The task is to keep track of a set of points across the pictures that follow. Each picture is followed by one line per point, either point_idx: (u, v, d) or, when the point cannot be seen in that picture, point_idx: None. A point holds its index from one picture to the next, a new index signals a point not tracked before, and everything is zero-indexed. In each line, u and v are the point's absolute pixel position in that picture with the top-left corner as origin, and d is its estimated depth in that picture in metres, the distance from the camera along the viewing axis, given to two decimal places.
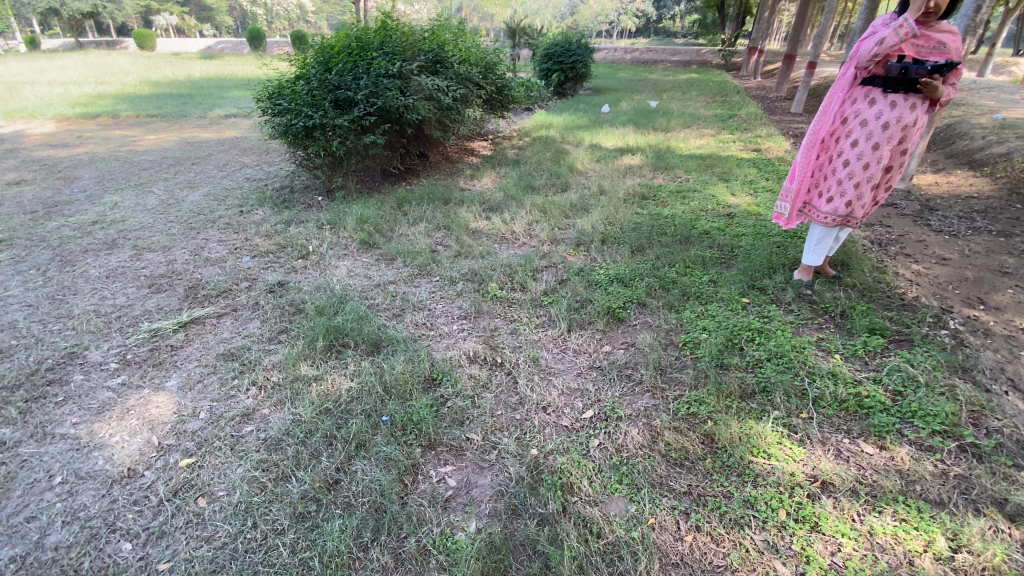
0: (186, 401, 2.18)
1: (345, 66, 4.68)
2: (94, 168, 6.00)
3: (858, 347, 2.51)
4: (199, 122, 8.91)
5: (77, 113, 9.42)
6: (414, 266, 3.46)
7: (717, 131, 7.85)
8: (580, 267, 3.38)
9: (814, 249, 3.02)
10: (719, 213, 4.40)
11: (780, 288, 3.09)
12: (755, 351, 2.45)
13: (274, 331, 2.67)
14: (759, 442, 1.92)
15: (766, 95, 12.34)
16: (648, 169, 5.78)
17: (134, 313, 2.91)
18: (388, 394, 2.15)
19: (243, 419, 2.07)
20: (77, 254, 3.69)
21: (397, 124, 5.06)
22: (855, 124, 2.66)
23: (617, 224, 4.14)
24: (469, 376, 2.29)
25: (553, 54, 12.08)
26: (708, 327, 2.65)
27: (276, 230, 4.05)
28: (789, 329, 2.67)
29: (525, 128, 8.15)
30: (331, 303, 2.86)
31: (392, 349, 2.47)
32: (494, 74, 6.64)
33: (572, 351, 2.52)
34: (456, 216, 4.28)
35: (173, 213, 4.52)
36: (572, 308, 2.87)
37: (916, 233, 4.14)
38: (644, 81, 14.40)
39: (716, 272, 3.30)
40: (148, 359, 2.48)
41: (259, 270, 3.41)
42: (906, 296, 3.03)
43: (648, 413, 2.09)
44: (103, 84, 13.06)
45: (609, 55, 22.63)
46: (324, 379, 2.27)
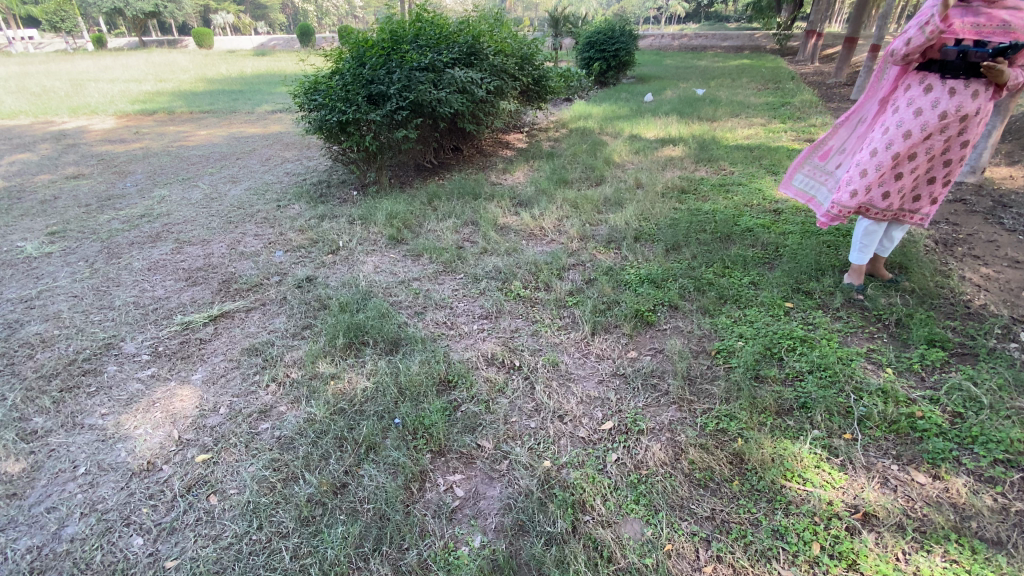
0: (209, 395, 2.25)
1: (378, 60, 4.68)
2: (147, 163, 6.31)
3: (913, 361, 2.27)
4: (246, 118, 9.23)
5: (136, 110, 9.99)
6: (440, 262, 3.42)
7: (767, 120, 7.41)
8: (609, 265, 3.24)
9: (858, 247, 2.74)
10: (764, 209, 4.12)
11: (829, 292, 2.85)
12: (795, 362, 2.26)
13: (297, 327, 2.69)
14: (794, 465, 1.76)
15: (824, 80, 11.59)
16: (689, 161, 5.51)
17: (169, 306, 3.03)
18: (401, 395, 2.11)
19: (260, 416, 2.10)
20: (124, 247, 3.87)
21: (430, 118, 5.03)
22: (901, 110, 2.40)
23: (652, 220, 3.95)
24: (486, 380, 2.22)
25: (595, 42, 11.77)
26: (745, 335, 2.47)
27: (309, 225, 4.11)
28: (835, 338, 2.45)
29: (563, 119, 7.96)
30: (355, 300, 2.85)
31: (410, 349, 2.42)
32: (532, 65, 6.49)
33: (595, 356, 2.41)
34: (485, 211, 4.22)
35: (214, 207, 4.69)
36: (598, 310, 2.76)
37: (987, 233, 3.75)
38: (692, 68, 13.80)
39: (757, 274, 3.08)
40: (178, 352, 2.59)
41: (290, 265, 3.47)
42: (972, 303, 2.74)
43: (673, 428, 1.95)
44: (162, 82, 13.73)
45: (656, 42, 21.87)
46: (341, 378, 2.24)
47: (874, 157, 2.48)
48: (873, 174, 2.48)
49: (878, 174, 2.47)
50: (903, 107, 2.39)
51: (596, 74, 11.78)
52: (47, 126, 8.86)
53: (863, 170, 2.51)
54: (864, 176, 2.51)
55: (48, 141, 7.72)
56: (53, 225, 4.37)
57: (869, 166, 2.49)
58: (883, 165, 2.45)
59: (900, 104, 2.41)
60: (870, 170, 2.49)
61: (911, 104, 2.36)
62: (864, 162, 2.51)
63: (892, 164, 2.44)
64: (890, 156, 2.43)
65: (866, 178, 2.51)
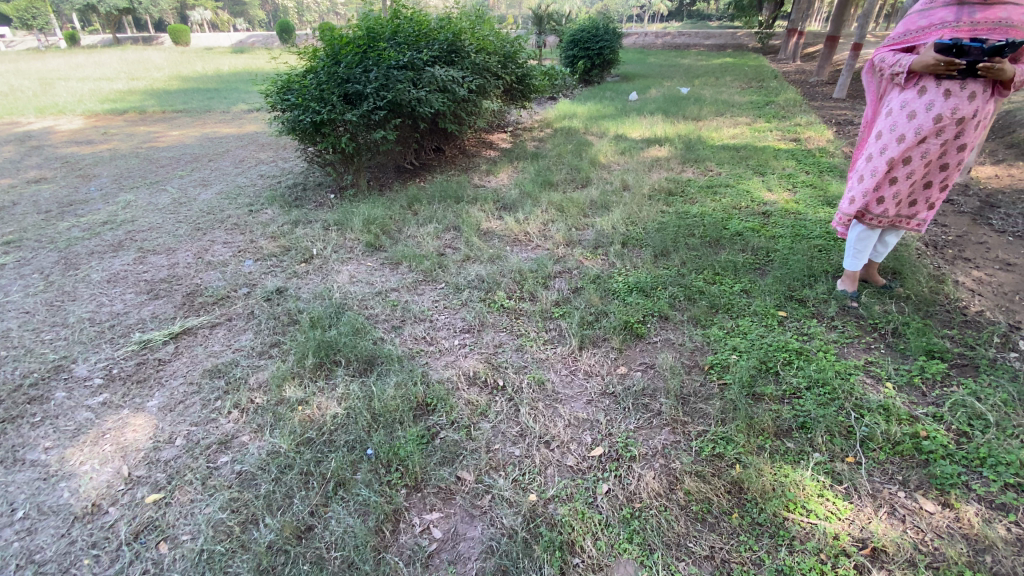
0: (165, 424, 2.07)
1: (354, 58, 4.48)
2: (113, 166, 6.02)
3: (913, 374, 2.18)
4: (221, 117, 8.92)
5: (106, 109, 9.61)
6: (420, 271, 3.26)
7: (752, 120, 7.36)
8: (597, 273, 3.11)
9: (852, 253, 2.65)
10: (753, 212, 4.03)
11: (822, 300, 2.75)
12: (792, 378, 2.15)
13: (265, 345, 2.52)
14: (797, 494, 1.64)
15: (806, 79, 11.62)
16: (676, 162, 5.41)
17: (127, 322, 2.83)
18: (375, 422, 1.95)
19: (220, 447, 1.92)
20: (82, 257, 3.64)
21: (409, 118, 4.85)
22: (895, 113, 2.31)
23: (640, 224, 3.84)
24: (466, 402, 2.07)
25: (579, 40, 11.66)
26: (739, 348, 2.36)
27: (282, 231, 3.92)
28: (832, 350, 2.35)
29: (548, 118, 7.82)
30: (327, 315, 2.68)
31: (386, 368, 2.26)
32: (515, 63, 6.32)
33: (582, 373, 2.27)
34: (468, 215, 4.07)
35: (182, 212, 4.45)
36: (585, 322, 2.62)
37: (976, 234, 3.70)
38: (676, 67, 13.76)
39: (749, 281, 2.98)
40: (134, 374, 2.39)
41: (260, 275, 3.28)
42: (968, 310, 2.66)
43: (666, 453, 1.83)
44: (136, 80, 13.28)
45: (640, 40, 21.85)
46: (309, 403, 2.08)
47: (870, 163, 2.41)
48: (869, 180, 2.41)
49: (874, 180, 2.40)
50: (896, 110, 2.30)
51: (580, 72, 11.68)
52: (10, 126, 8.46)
53: (861, 176, 2.45)
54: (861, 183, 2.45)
55: (10, 143, 7.36)
56: (8, 233, 4.12)
57: (865, 172, 2.43)
58: (879, 171, 2.38)
59: (893, 107, 2.32)
60: (866, 176, 2.43)
61: (904, 107, 2.27)
62: (862, 168, 2.45)
63: (887, 170, 2.37)
64: (884, 162, 2.36)
65: (863, 184, 2.45)
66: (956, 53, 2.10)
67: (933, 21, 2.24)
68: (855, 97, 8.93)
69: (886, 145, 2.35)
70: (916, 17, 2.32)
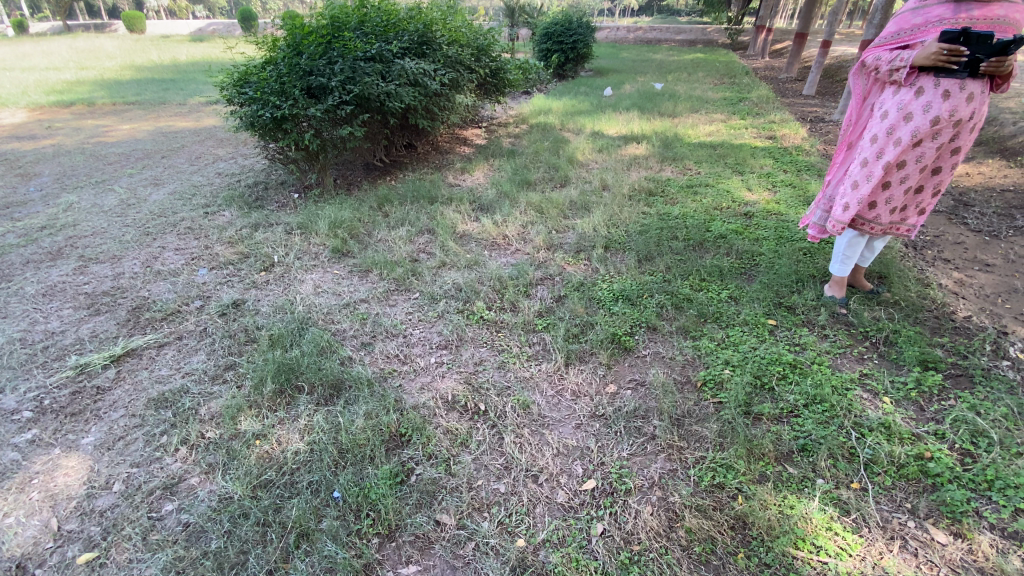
0: (102, 466, 1.82)
1: (317, 49, 4.17)
2: (55, 163, 5.54)
3: (911, 388, 2.10)
4: (176, 110, 8.39)
5: (49, 100, 8.93)
6: (391, 279, 3.04)
7: (727, 116, 7.33)
8: (580, 280, 2.96)
9: (840, 258, 2.57)
10: (735, 212, 3.95)
11: (811, 307, 2.67)
12: (788, 395, 2.04)
13: (220, 368, 2.28)
14: (805, 528, 1.53)
15: (776, 76, 11.73)
16: (655, 160, 5.31)
17: (63, 343, 2.52)
18: (342, 459, 1.75)
19: (165, 493, 1.70)
20: (15, 267, 3.28)
21: (378, 113, 4.59)
22: (891, 115, 2.21)
23: (622, 226, 3.71)
24: (445, 431, 1.89)
25: (553, 33, 11.46)
26: (732, 361, 2.23)
27: (241, 236, 3.64)
28: (826, 362, 2.26)
29: (523, 114, 7.62)
30: (289, 333, 2.45)
31: (354, 394, 2.06)
32: (488, 56, 6.11)
33: (570, 394, 2.11)
34: (442, 217, 3.86)
35: (131, 215, 4.10)
36: (571, 335, 2.47)
37: (953, 234, 3.71)
38: (648, 62, 13.71)
39: (736, 287, 2.88)
40: (68, 406, 2.11)
41: (215, 286, 3.01)
42: (956, 316, 2.62)
43: (663, 484, 1.69)
44: (85, 69, 12.42)
45: (611, 34, 21.78)
46: (269, 438, 1.86)
47: (864, 168, 2.30)
48: (863, 186, 2.31)
49: (869, 186, 2.30)
50: (892, 112, 2.20)
51: (553, 66, 11.52)
52: None
53: (854, 182, 2.34)
54: (855, 188, 2.34)
55: None
56: None
57: (859, 178, 2.32)
58: (874, 176, 2.28)
59: (888, 109, 2.22)
60: (860, 181, 2.32)
61: (901, 109, 2.17)
62: (854, 173, 2.34)
63: (882, 175, 2.27)
64: (880, 167, 2.26)
65: (857, 190, 2.34)
66: (962, 41, 2.02)
67: (930, 18, 2.14)
68: (824, 94, 9.04)
69: (882, 149, 2.24)
70: (909, 15, 2.22)
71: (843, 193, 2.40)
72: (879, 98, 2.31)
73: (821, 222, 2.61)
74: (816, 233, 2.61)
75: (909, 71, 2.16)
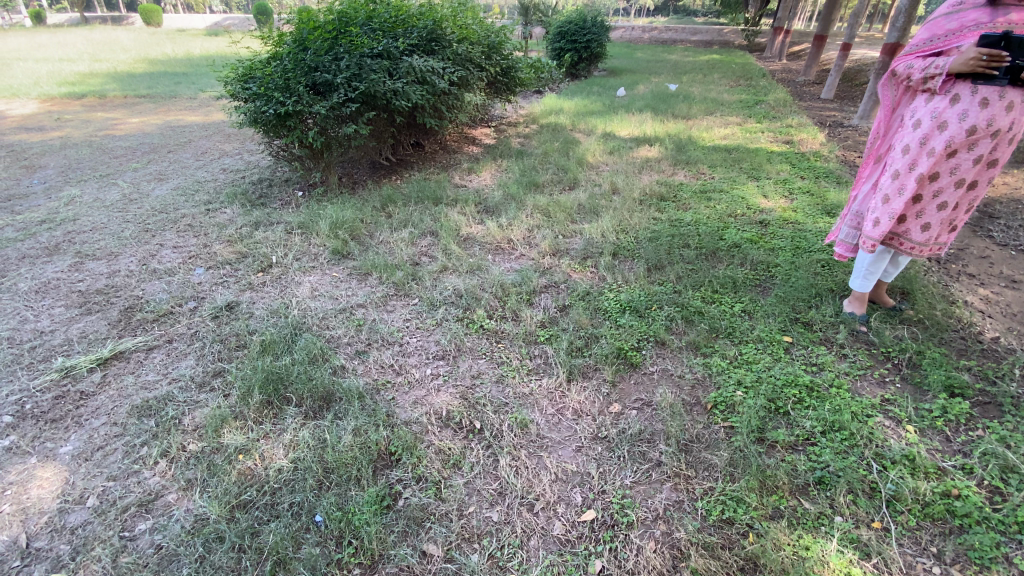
0: (77, 479, 1.74)
1: (323, 45, 4.08)
2: (63, 156, 5.52)
3: (936, 416, 1.95)
4: (187, 104, 8.37)
5: (63, 93, 8.96)
6: (391, 283, 2.94)
7: (742, 119, 7.16)
8: (586, 288, 2.85)
9: (862, 273, 2.43)
10: (750, 220, 3.80)
11: (829, 324, 2.53)
12: (805, 421, 1.91)
13: (207, 375, 2.19)
14: (821, 573, 1.40)
15: (794, 78, 11.48)
16: (667, 163, 5.17)
17: (51, 343, 2.45)
18: (327, 479, 1.66)
19: (140, 511, 1.61)
20: (11, 262, 3.22)
21: (384, 111, 4.50)
22: (924, 125, 2.06)
23: (631, 232, 3.58)
24: (436, 451, 1.79)
25: (566, 32, 11.32)
26: (745, 382, 2.10)
27: (240, 235, 3.56)
28: (845, 384, 2.12)
29: (533, 114, 7.50)
30: (282, 339, 2.36)
31: (344, 407, 1.96)
32: (499, 54, 5.99)
33: (571, 413, 2.00)
34: (446, 219, 3.76)
35: (131, 211, 4.04)
36: (574, 349, 2.35)
37: (978, 247, 3.53)
38: (663, 62, 13.50)
39: (750, 300, 2.74)
40: (49, 412, 2.04)
41: (210, 287, 2.93)
42: (984, 336, 2.47)
43: (668, 518, 1.58)
44: (100, 62, 12.50)
45: (626, 34, 21.53)
46: (251, 453, 1.77)
47: (895, 180, 2.15)
48: (895, 200, 2.16)
49: (901, 200, 2.15)
50: (926, 121, 2.05)
51: (566, 66, 11.38)
52: None
53: (885, 196, 2.19)
54: (886, 203, 2.19)
55: None
56: None
57: (890, 191, 2.17)
58: (908, 190, 2.13)
59: (921, 118, 2.07)
60: (892, 195, 2.17)
61: (935, 117, 2.03)
62: (884, 186, 2.19)
63: (915, 189, 2.13)
64: (913, 180, 2.11)
65: (888, 205, 2.19)
66: (1004, 46, 1.87)
67: (965, 23, 2.00)
68: (843, 98, 8.81)
69: (914, 160, 2.09)
70: (942, 21, 2.08)
71: (872, 208, 2.26)
72: (909, 107, 2.17)
73: (848, 239, 2.47)
74: (844, 251, 2.48)
75: (944, 79, 2.01)
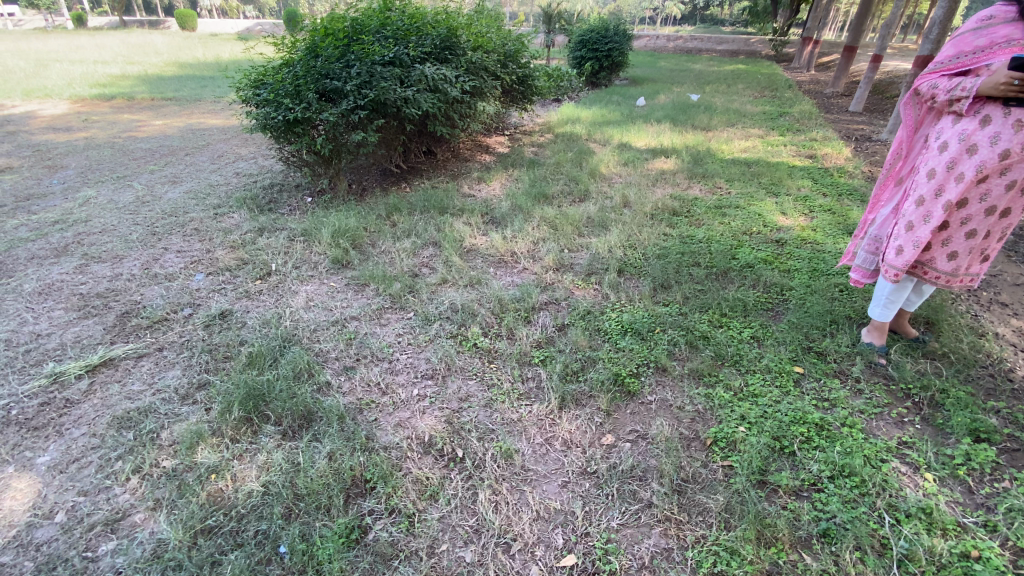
0: (49, 492, 1.70)
1: (334, 52, 4.08)
2: (84, 157, 5.64)
3: (957, 463, 1.79)
4: (210, 108, 8.54)
5: (93, 94, 9.24)
6: (387, 295, 2.88)
7: (764, 132, 6.95)
8: (587, 307, 2.74)
9: (881, 302, 2.27)
10: (766, 238, 3.64)
11: (843, 355, 2.37)
12: (811, 463, 1.77)
13: (191, 387, 2.15)
14: None
15: (822, 90, 11.17)
16: (682, 176, 5.03)
17: (45, 347, 2.45)
18: (297, 508, 1.59)
19: (107, 530, 1.56)
20: (20, 262, 3.27)
21: (395, 118, 4.47)
22: (952, 149, 1.91)
23: (640, 248, 3.46)
24: (414, 480, 1.70)
25: (587, 41, 11.23)
26: (748, 418, 1.96)
27: (244, 241, 3.55)
28: (858, 423, 1.97)
29: (550, 123, 7.42)
30: (270, 352, 2.31)
31: (323, 428, 1.89)
32: (516, 63, 5.93)
33: (560, 444, 1.89)
34: (450, 230, 3.69)
35: (142, 213, 4.08)
36: (569, 372, 2.24)
37: (1013, 273, 3.30)
38: (687, 72, 13.30)
39: (760, 325, 2.60)
40: (33, 419, 2.02)
41: (207, 294, 2.91)
42: (1014, 374, 2.28)
43: (654, 568, 1.46)
44: (133, 65, 12.88)
45: (651, 43, 21.34)
46: (223, 474, 1.72)
47: (920, 207, 2.00)
48: (920, 228, 2.00)
49: (927, 228, 2.00)
50: (953, 144, 1.90)
51: (586, 74, 11.30)
52: None
53: (908, 224, 2.04)
54: (910, 231, 2.03)
55: None
56: None
57: (914, 219, 2.02)
58: (934, 217, 1.98)
59: (948, 140, 1.92)
60: (916, 223, 2.02)
61: (963, 140, 1.88)
62: (907, 213, 2.04)
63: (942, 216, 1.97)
64: (940, 206, 1.96)
65: (912, 232, 2.03)
66: None
67: (995, 39, 1.85)
68: (872, 111, 8.51)
69: (941, 186, 1.94)
70: (970, 36, 1.93)
71: (894, 234, 2.10)
72: (934, 128, 2.02)
73: (865, 266, 2.31)
74: (861, 278, 2.33)
75: (971, 100, 1.87)
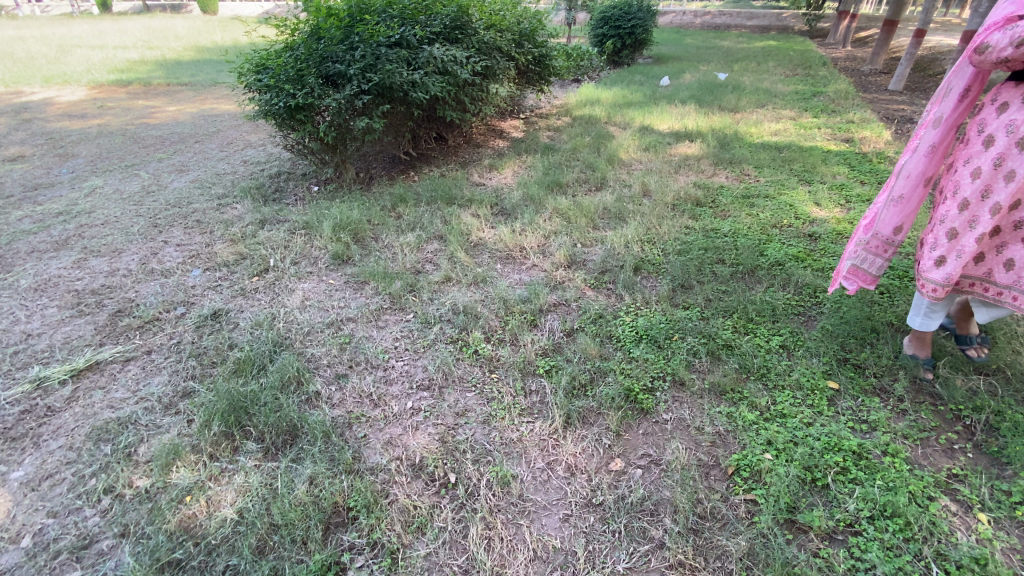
0: (18, 512, 1.61)
1: (337, 33, 3.87)
2: (96, 144, 5.61)
3: (1016, 502, 1.56)
4: (225, 93, 8.45)
5: (111, 79, 9.25)
6: (387, 294, 2.72)
7: (797, 113, 6.52)
8: (599, 310, 2.53)
9: (922, 311, 2.02)
10: (797, 232, 3.36)
11: (884, 368, 2.12)
12: (848, 501, 1.56)
13: (176, 396, 2.04)
14: None
15: (860, 67, 10.49)
16: (707, 162, 4.72)
17: (33, 348, 2.37)
18: (271, 540, 1.46)
19: (71, 558, 1.46)
20: (20, 256, 3.22)
21: (401, 103, 4.27)
22: (999, 144, 1.68)
23: (658, 242, 3.22)
24: (399, 509, 1.56)
25: (610, 17, 10.72)
26: (776, 444, 1.75)
27: (244, 234, 3.43)
28: (901, 450, 1.74)
29: (568, 104, 7.11)
30: (258, 358, 2.18)
31: (306, 447, 1.76)
32: (532, 41, 5.62)
33: (563, 469, 1.72)
34: (457, 222, 3.50)
35: (146, 204, 4.00)
36: (575, 386, 2.05)
37: None
38: (715, 49, 12.68)
39: (789, 331, 2.36)
40: (11, 428, 1.93)
41: (202, 291, 2.80)
42: None
43: None
44: (151, 49, 12.90)
45: (677, 19, 20.47)
46: (198, 496, 1.60)
47: (964, 211, 1.76)
48: (965, 235, 1.76)
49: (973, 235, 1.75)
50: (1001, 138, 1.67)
51: (608, 53, 10.83)
52: (11, 96, 8.16)
53: (952, 230, 1.79)
54: (954, 238, 1.78)
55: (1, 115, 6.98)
56: None
57: (956, 224, 1.78)
58: (982, 222, 1.73)
59: (995, 134, 1.69)
60: (960, 228, 1.77)
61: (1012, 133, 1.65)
62: (949, 218, 1.79)
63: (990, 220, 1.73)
64: (988, 209, 1.72)
65: (956, 240, 1.79)
66: None
67: None
68: (915, 90, 7.93)
69: (988, 186, 1.71)
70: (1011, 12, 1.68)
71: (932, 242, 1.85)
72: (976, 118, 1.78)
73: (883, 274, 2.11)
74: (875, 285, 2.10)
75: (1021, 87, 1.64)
